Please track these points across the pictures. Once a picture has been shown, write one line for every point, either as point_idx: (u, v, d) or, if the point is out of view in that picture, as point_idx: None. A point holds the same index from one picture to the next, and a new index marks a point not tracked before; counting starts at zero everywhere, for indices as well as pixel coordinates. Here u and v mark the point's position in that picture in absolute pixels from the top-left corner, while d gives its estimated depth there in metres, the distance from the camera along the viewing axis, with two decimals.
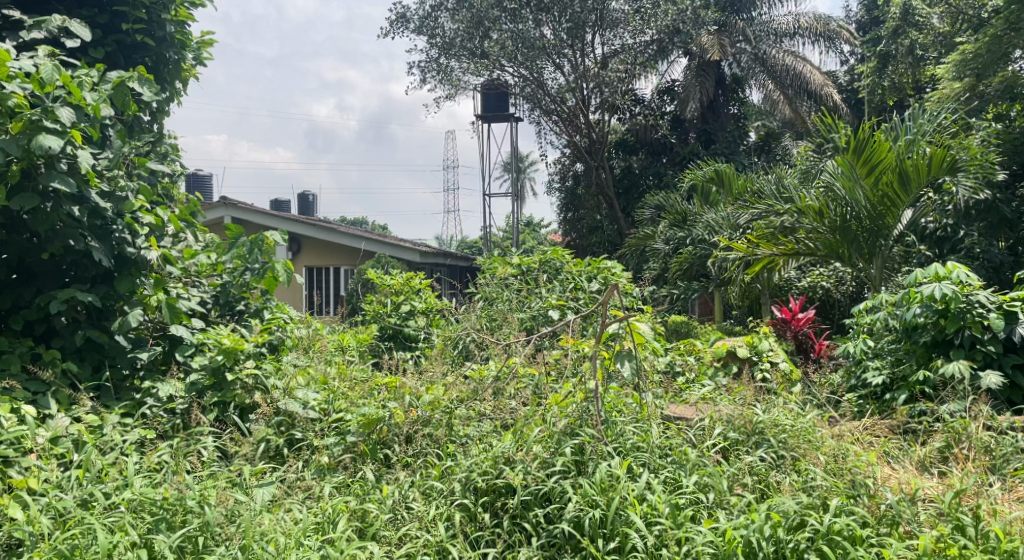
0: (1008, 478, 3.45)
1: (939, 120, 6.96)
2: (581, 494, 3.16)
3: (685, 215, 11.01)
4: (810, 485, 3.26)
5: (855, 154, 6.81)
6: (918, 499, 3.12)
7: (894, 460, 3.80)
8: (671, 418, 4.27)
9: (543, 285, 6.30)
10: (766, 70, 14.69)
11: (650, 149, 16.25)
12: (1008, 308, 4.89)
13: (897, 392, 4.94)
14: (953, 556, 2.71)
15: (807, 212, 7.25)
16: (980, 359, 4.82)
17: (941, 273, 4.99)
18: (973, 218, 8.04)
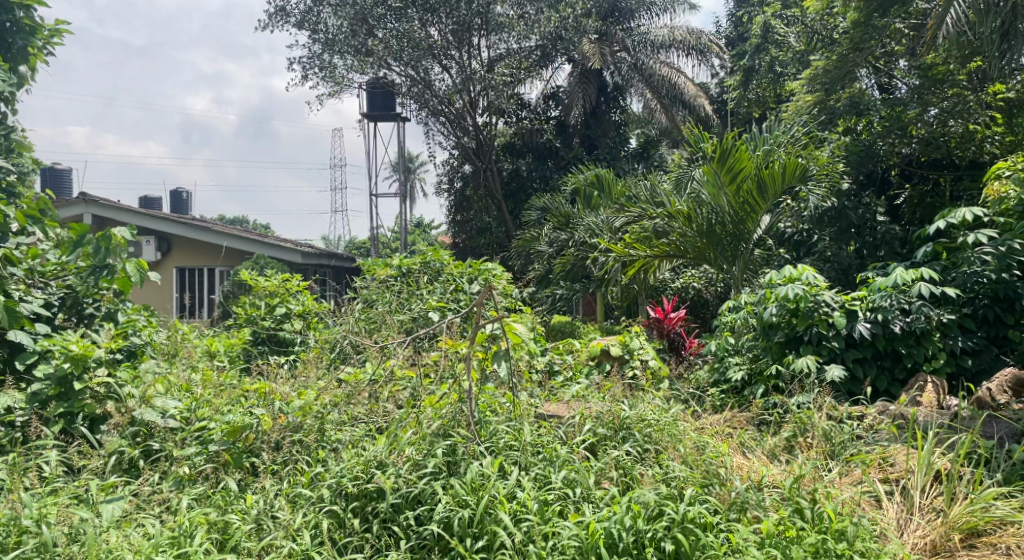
0: (847, 463, 3.74)
1: (793, 133, 7.50)
2: (451, 494, 3.17)
3: (567, 218, 11.32)
4: (669, 476, 3.41)
5: (719, 162, 7.22)
6: (764, 485, 3.35)
7: (749, 450, 4.04)
8: (545, 416, 4.38)
9: (424, 287, 6.29)
10: (644, 79, 15.26)
11: (537, 153, 16.40)
12: (849, 307, 5.39)
13: (755, 387, 5.25)
14: (792, 538, 2.93)
15: (677, 216, 7.57)
16: (826, 354, 5.23)
17: (793, 274, 5.45)
18: (824, 223, 8.62)
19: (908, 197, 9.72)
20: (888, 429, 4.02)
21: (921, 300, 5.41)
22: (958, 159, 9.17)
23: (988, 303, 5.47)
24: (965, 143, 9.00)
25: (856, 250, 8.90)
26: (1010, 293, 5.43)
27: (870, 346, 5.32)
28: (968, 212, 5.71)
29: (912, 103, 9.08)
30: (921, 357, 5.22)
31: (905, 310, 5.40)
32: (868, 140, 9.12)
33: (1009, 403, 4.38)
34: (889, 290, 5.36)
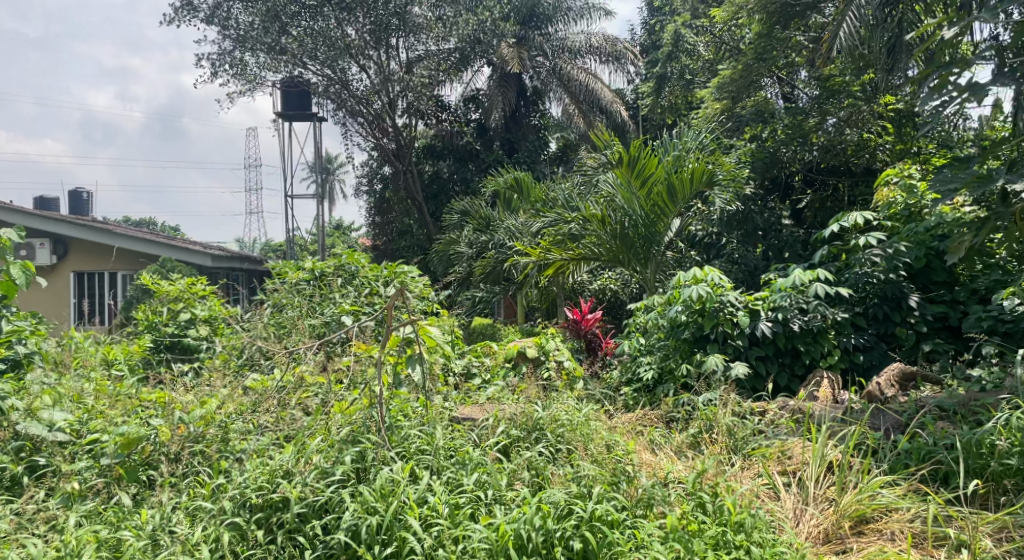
0: (748, 458, 3.87)
1: (701, 140, 7.75)
2: (359, 501, 3.12)
3: (487, 221, 11.35)
4: (578, 475, 3.45)
5: (629, 166, 7.45)
6: (669, 481, 3.44)
7: (658, 447, 4.13)
8: (459, 419, 4.35)
9: (337, 290, 6.16)
10: (562, 84, 15.50)
11: (457, 156, 16.28)
12: (752, 307, 5.60)
13: (665, 386, 5.37)
14: (693, 531, 3.02)
15: (591, 220, 7.67)
16: (731, 352, 5.42)
17: (699, 276, 5.62)
18: (732, 226, 8.93)
19: (809, 202, 10.28)
20: (787, 424, 4.18)
21: (818, 300, 5.68)
22: (854, 166, 9.65)
23: (877, 302, 5.79)
24: (860, 151, 9.48)
25: (763, 253, 9.23)
26: (897, 292, 5.77)
27: (771, 344, 5.55)
28: (859, 216, 6.04)
29: (812, 112, 9.49)
30: (818, 353, 5.47)
31: (803, 309, 5.66)
32: (773, 147, 9.49)
33: (895, 397, 4.65)
34: (789, 290, 5.60)
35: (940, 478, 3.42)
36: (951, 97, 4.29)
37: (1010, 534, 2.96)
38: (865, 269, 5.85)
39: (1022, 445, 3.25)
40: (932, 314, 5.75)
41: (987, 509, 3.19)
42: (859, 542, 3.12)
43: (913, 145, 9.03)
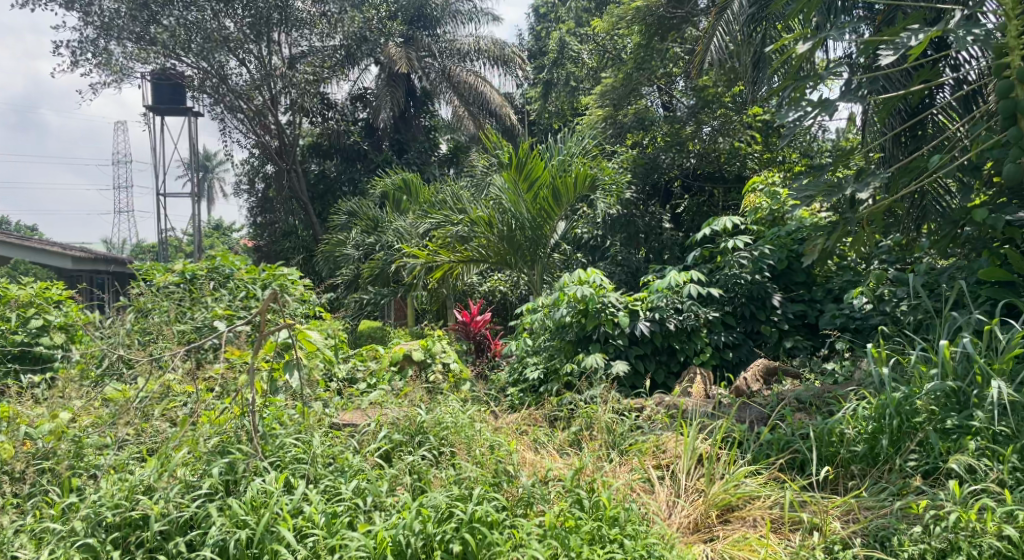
0: (626, 453, 3.97)
1: (584, 145, 7.93)
2: (228, 515, 2.98)
3: (375, 222, 11.16)
4: (460, 478, 3.41)
5: (517, 170, 7.46)
6: (548, 480, 3.48)
7: (540, 445, 4.17)
8: (339, 425, 4.23)
9: (209, 294, 5.85)
10: (452, 86, 15.44)
11: (344, 155, 16.02)
12: (631, 308, 5.77)
13: (549, 385, 5.43)
14: (570, 528, 3.07)
15: (478, 222, 7.68)
16: (612, 351, 5.58)
17: (582, 277, 5.75)
18: (615, 229, 9.16)
19: (687, 206, 10.55)
20: (662, 418, 4.32)
21: (691, 300, 5.94)
22: (727, 173, 10.05)
23: (745, 301, 6.12)
24: (732, 158, 9.88)
25: (645, 255, 9.51)
26: (762, 292, 6.12)
27: (649, 342, 5.75)
28: (729, 221, 6.37)
29: (689, 121, 9.91)
30: (691, 350, 5.73)
31: (679, 309, 5.91)
32: (653, 154, 9.90)
33: (761, 391, 4.92)
34: (665, 290, 5.82)
35: (796, 466, 3.65)
36: (804, 110, 4.61)
37: (857, 515, 3.19)
38: (734, 270, 6.17)
39: (867, 433, 3.50)
40: (793, 313, 6.14)
41: (837, 494, 3.43)
42: (725, 530, 3.28)
43: (777, 154, 9.69)
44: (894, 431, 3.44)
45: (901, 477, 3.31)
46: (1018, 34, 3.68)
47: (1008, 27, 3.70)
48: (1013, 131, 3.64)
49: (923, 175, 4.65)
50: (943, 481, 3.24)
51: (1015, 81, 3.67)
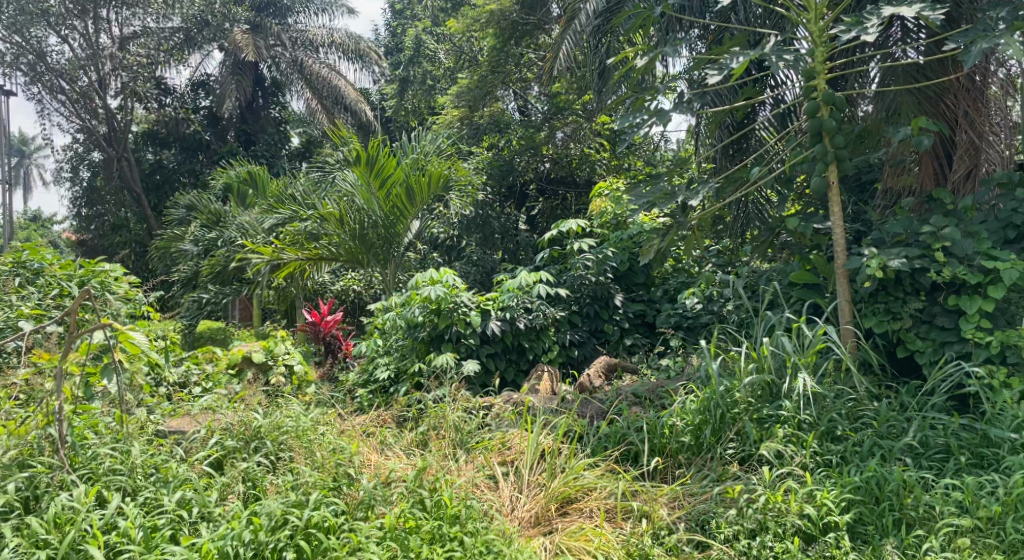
0: (472, 451, 3.99)
1: (437, 145, 7.90)
2: (26, 535, 2.72)
3: (217, 217, 10.57)
4: (296, 483, 3.29)
5: (368, 166, 7.27)
6: (391, 481, 3.44)
7: (386, 447, 4.08)
8: (165, 434, 3.95)
9: (14, 291, 5.29)
10: (304, 77, 14.92)
11: (185, 145, 14.81)
12: (483, 307, 5.82)
13: (398, 385, 5.35)
14: (409, 528, 3.05)
15: (329, 219, 7.37)
16: (463, 350, 5.61)
17: (435, 277, 5.71)
18: (470, 230, 9.17)
19: (541, 209, 10.69)
20: (508, 416, 4.37)
21: (540, 300, 6.07)
22: (578, 178, 10.29)
23: (590, 301, 6.36)
24: (583, 164, 10.14)
25: (501, 255, 9.58)
26: (606, 293, 6.38)
27: (499, 341, 5.83)
28: (575, 224, 6.59)
29: (543, 126, 10.12)
30: (539, 349, 5.89)
31: (528, 309, 6.03)
32: (508, 157, 9.88)
33: (602, 386, 5.13)
34: (516, 290, 5.91)
35: (631, 458, 3.83)
36: (642, 120, 4.85)
37: (682, 501, 3.40)
38: (579, 271, 6.38)
39: (694, 424, 3.74)
40: (633, 313, 6.48)
41: (665, 482, 3.65)
42: (563, 522, 3.38)
43: (624, 161, 10.09)
44: (717, 422, 3.69)
45: (721, 464, 3.57)
46: (823, 59, 4.07)
47: (815, 52, 4.08)
48: (818, 148, 4.06)
49: (746, 184, 5.03)
50: (756, 466, 3.52)
51: (821, 101, 4.07)
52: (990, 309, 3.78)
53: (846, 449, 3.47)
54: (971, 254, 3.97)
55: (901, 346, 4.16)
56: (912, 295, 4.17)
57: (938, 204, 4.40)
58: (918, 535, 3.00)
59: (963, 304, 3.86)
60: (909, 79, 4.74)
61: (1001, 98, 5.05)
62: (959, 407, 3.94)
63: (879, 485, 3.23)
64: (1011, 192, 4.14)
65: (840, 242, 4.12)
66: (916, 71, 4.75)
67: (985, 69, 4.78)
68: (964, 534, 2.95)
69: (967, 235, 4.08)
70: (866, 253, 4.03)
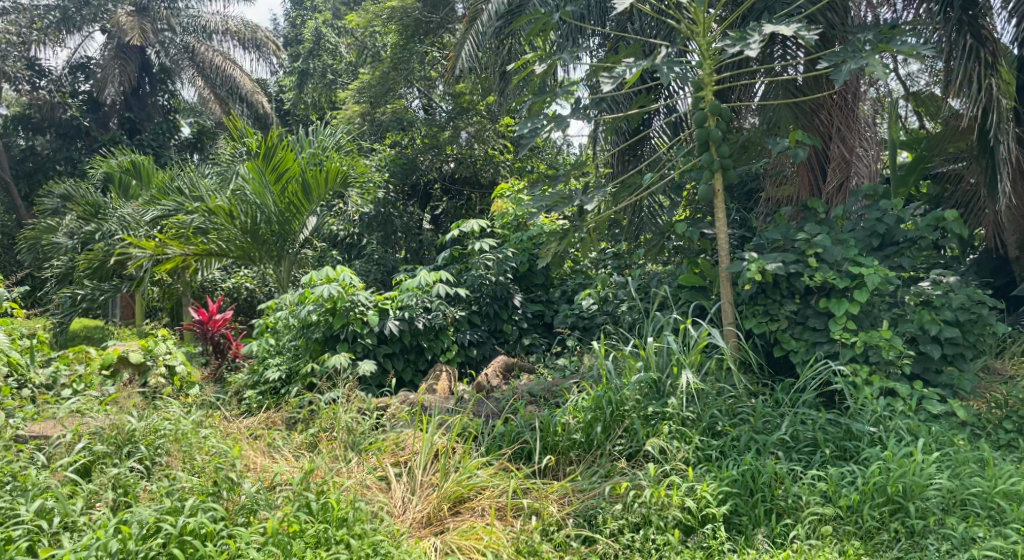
0: (364, 452, 3.91)
1: (337, 140, 7.70)
2: None
3: (95, 209, 9.96)
4: (172, 489, 3.15)
5: (264, 160, 6.99)
6: (276, 485, 3.34)
7: (274, 450, 3.96)
8: (26, 439, 3.69)
9: None
10: (195, 64, 14.30)
11: (61, 131, 13.92)
12: (381, 306, 5.72)
13: (289, 386, 5.20)
14: (293, 533, 2.96)
15: (218, 213, 7.04)
16: (360, 351, 5.51)
17: (331, 275, 5.57)
18: (372, 227, 8.99)
19: (445, 208, 10.47)
20: (403, 416, 4.31)
21: (440, 300, 6.05)
22: (481, 179, 10.18)
23: (489, 301, 6.38)
24: (486, 164, 10.09)
25: (403, 255, 9.42)
26: (505, 293, 6.42)
27: (397, 341, 5.77)
28: (476, 224, 6.59)
29: (447, 126, 10.07)
30: (437, 349, 5.86)
31: (427, 308, 5.99)
32: (412, 155, 9.69)
33: (499, 385, 5.17)
34: (415, 290, 5.85)
35: (524, 456, 3.87)
36: (540, 123, 4.92)
37: (571, 498, 3.48)
38: (479, 271, 6.40)
39: (585, 422, 3.81)
40: (531, 312, 6.57)
41: (556, 479, 3.71)
42: (454, 521, 3.38)
43: (527, 163, 10.14)
44: (606, 418, 3.79)
45: (610, 460, 3.66)
46: (711, 71, 4.27)
47: (703, 64, 4.26)
48: (704, 157, 4.25)
49: (639, 190, 5.18)
50: (642, 462, 3.63)
51: (708, 112, 4.25)
52: (855, 312, 4.06)
53: (725, 444, 3.64)
54: (841, 260, 4.24)
55: (778, 346, 4.40)
56: (788, 297, 4.42)
57: (813, 213, 4.68)
58: (786, 524, 3.20)
59: (832, 307, 4.13)
60: (788, 95, 5.03)
61: (868, 115, 5.46)
62: (827, 403, 4.21)
63: (753, 478, 3.41)
64: (876, 202, 4.46)
65: (724, 247, 4.32)
66: (795, 87, 5.05)
67: (854, 88, 5.15)
68: (827, 521, 3.16)
69: (838, 242, 4.36)
70: (748, 258, 4.24)
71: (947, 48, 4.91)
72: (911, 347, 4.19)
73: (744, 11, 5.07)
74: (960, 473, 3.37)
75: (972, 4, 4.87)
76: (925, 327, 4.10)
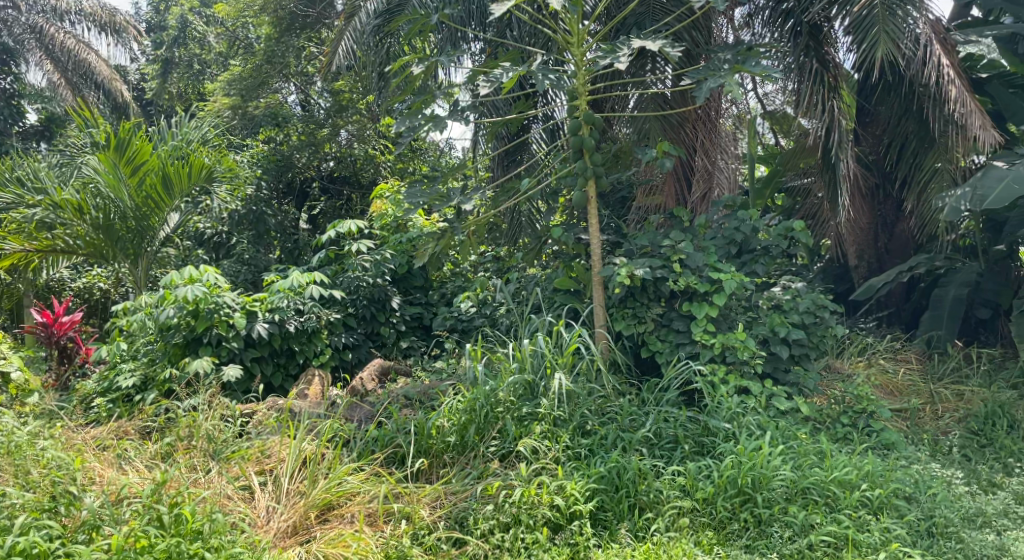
0: (225, 460, 3.73)
1: (202, 133, 7.32)
2: None
3: None
4: (2, 506, 2.89)
5: (116, 151, 6.48)
6: (123, 499, 3.13)
7: (125, 461, 3.71)
8: None
9: None
10: (43, 45, 13.18)
11: None
12: (249, 308, 5.47)
13: (145, 393, 4.88)
14: (140, 548, 2.79)
15: (64, 207, 6.48)
16: (225, 355, 5.26)
17: (194, 275, 5.28)
18: (242, 226, 8.58)
19: (323, 208, 9.98)
20: (270, 422, 4.14)
21: (313, 301, 5.87)
22: (361, 179, 9.93)
23: (365, 304, 6.22)
24: (367, 164, 9.85)
25: (277, 256, 9.06)
26: (383, 295, 6.32)
27: (266, 345, 5.54)
28: (353, 224, 6.43)
29: (325, 123, 9.77)
30: (310, 352, 5.68)
31: (300, 310, 5.79)
32: (286, 152, 9.36)
33: (373, 389, 5.07)
34: (287, 291, 5.64)
35: (396, 461, 3.81)
36: (418, 124, 4.88)
37: (443, 501, 3.47)
38: (356, 273, 6.25)
39: (460, 425, 3.80)
40: (410, 315, 6.48)
41: (429, 483, 3.68)
42: (322, 529, 3.28)
43: (409, 165, 9.88)
44: (480, 420, 3.79)
45: (484, 461, 3.68)
46: (584, 81, 4.40)
47: (577, 74, 4.38)
48: (578, 165, 4.36)
49: (517, 194, 5.25)
50: (514, 463, 3.67)
51: (582, 121, 4.37)
52: (715, 315, 4.29)
53: (593, 442, 3.75)
54: (702, 266, 4.48)
55: (645, 347, 4.58)
56: (655, 301, 4.61)
57: (678, 221, 4.91)
58: (648, 518, 3.34)
59: (694, 310, 4.35)
60: (658, 107, 5.25)
61: (729, 130, 5.79)
62: (689, 401, 4.43)
63: (619, 474, 3.53)
64: (735, 213, 4.75)
65: (596, 251, 4.45)
66: (664, 100, 5.28)
67: (717, 104, 5.44)
68: (685, 514, 3.33)
69: (699, 249, 4.61)
70: (618, 263, 4.40)
71: (797, 70, 5.30)
72: (763, 348, 4.48)
73: (617, 25, 5.25)
74: (803, 464, 3.64)
75: (817, 32, 5.28)
76: (776, 329, 4.40)
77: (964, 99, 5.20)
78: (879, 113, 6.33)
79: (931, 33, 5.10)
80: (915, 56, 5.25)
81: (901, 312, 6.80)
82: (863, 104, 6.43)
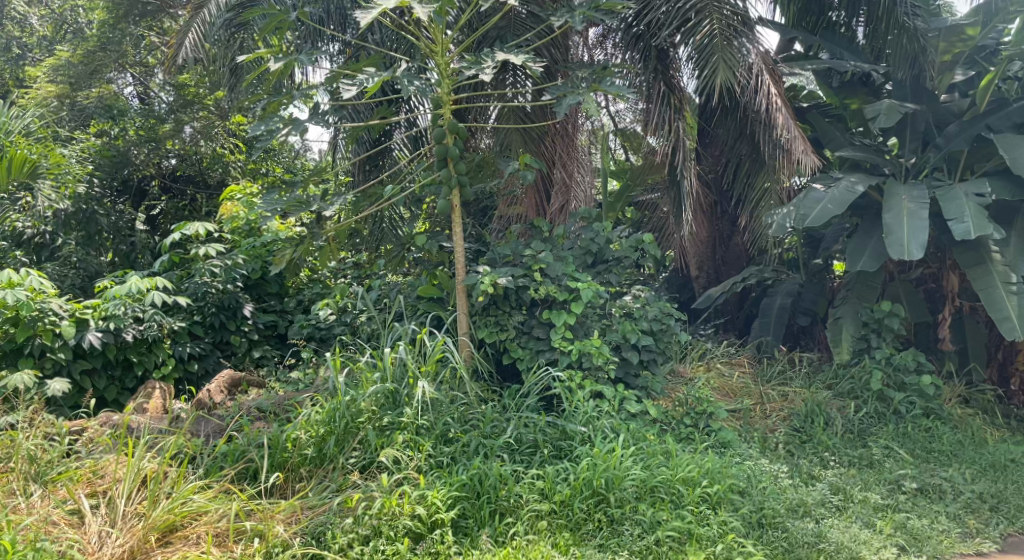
0: (51, 484, 3.38)
1: (24, 122, 6.61)
2: None
3: None
4: None
5: None
6: None
7: None
8: None
9: None
10: None
11: None
12: (78, 316, 5.00)
13: None
14: None
15: None
16: (49, 368, 4.79)
17: (13, 279, 4.72)
18: (69, 226, 7.84)
19: (164, 209, 9.23)
20: (104, 440, 3.79)
21: (154, 308, 5.47)
22: (208, 179, 9.32)
23: (214, 311, 5.90)
24: (214, 163, 9.25)
25: (109, 258, 8.42)
26: (233, 302, 5.98)
27: (98, 356, 5.14)
28: (200, 226, 6.04)
29: (167, 118, 9.23)
30: (150, 363, 5.34)
31: (138, 318, 5.38)
32: (122, 147, 8.65)
33: (222, 402, 4.80)
34: (123, 298, 5.20)
35: (249, 476, 3.62)
36: (276, 125, 4.69)
37: (299, 516, 3.34)
38: (204, 279, 5.83)
39: (318, 437, 3.68)
40: (262, 323, 6.19)
41: (283, 498, 3.54)
42: (163, 553, 3.06)
43: (260, 166, 9.57)
44: (340, 432, 3.70)
45: (342, 474, 3.59)
46: (449, 90, 4.42)
47: (441, 83, 4.40)
48: (444, 172, 4.38)
49: (379, 200, 5.17)
50: (375, 473, 3.61)
51: (446, 130, 4.40)
52: (572, 323, 4.44)
53: (455, 450, 3.76)
54: (560, 275, 4.64)
55: (506, 354, 4.66)
56: (516, 309, 4.70)
57: (538, 231, 5.05)
58: (508, 523, 3.39)
59: (554, 317, 4.48)
60: (519, 120, 5.38)
61: (584, 145, 6.01)
62: (546, 406, 4.54)
63: (480, 481, 3.55)
64: (590, 224, 4.96)
65: (459, 259, 4.48)
66: (524, 113, 5.42)
67: (573, 120, 5.65)
68: (543, 516, 3.42)
69: (558, 259, 4.75)
70: (481, 271, 4.45)
71: (646, 91, 5.62)
72: (615, 354, 4.69)
73: (480, 36, 5.33)
74: (651, 464, 3.84)
75: (664, 56, 5.64)
76: (627, 336, 4.62)
77: (789, 126, 5.72)
78: (717, 135, 6.81)
79: (762, 64, 5.56)
80: (748, 84, 5.70)
81: (735, 320, 7.35)
82: (703, 126, 6.88)
